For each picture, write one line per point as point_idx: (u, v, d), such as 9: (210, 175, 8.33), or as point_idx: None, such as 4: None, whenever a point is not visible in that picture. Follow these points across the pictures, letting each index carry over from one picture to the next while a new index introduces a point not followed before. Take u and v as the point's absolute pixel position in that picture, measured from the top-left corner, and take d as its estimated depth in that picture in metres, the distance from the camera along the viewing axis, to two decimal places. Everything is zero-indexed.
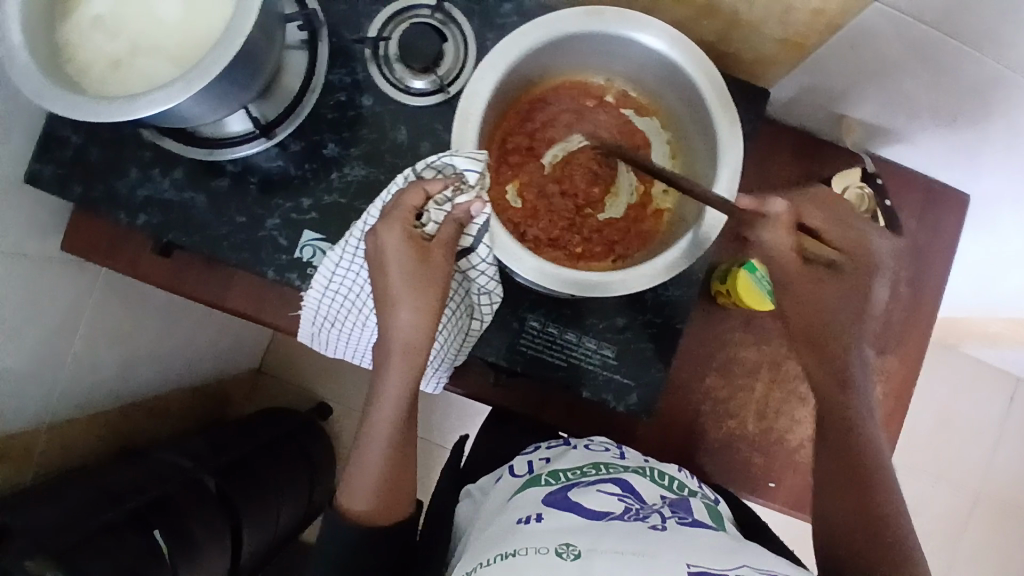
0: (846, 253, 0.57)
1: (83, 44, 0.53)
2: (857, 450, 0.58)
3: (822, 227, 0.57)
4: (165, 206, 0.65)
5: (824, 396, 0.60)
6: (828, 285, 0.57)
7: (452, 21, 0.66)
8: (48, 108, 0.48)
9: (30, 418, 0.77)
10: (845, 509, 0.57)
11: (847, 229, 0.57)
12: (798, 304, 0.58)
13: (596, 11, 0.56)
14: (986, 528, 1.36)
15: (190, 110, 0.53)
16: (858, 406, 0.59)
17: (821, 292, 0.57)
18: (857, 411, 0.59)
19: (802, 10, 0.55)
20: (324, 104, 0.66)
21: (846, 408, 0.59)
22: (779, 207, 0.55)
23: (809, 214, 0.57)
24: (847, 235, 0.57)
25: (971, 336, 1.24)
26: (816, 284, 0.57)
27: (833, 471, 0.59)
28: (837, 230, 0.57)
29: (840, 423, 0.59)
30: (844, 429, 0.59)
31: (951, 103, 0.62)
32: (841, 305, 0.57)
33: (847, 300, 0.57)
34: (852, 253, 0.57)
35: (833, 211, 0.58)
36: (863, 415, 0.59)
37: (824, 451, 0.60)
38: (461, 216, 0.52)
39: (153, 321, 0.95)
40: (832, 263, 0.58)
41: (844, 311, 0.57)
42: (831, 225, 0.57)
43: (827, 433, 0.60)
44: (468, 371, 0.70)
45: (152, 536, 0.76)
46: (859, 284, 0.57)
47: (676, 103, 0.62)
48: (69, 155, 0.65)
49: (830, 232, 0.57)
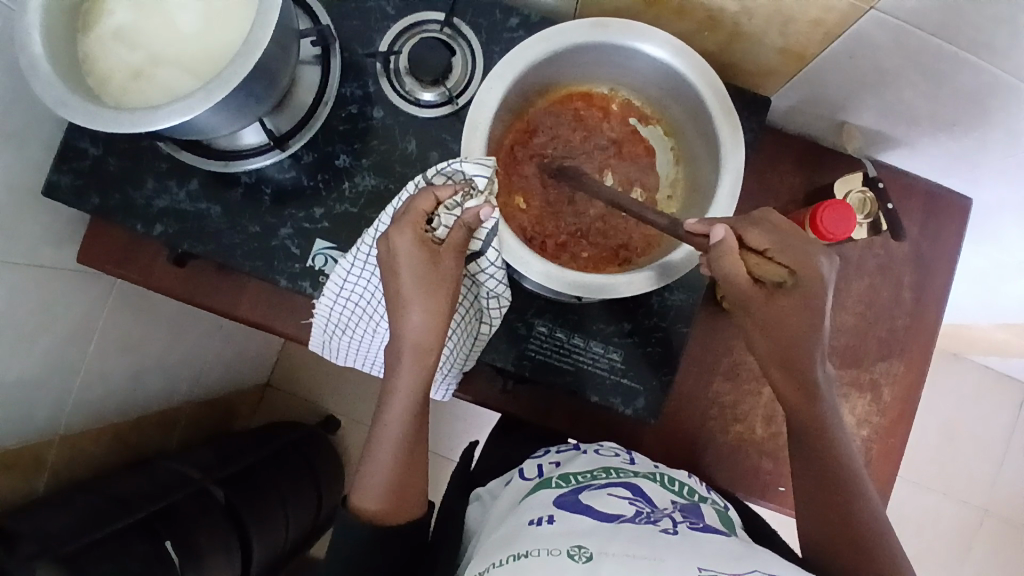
0: (793, 271, 0.53)
1: (106, 58, 0.55)
2: (839, 462, 0.58)
3: (768, 245, 0.53)
4: (180, 216, 0.67)
5: (796, 412, 0.59)
6: (783, 305, 0.55)
7: (460, 36, 0.68)
8: (69, 117, 0.49)
9: (42, 428, 0.78)
10: (826, 524, 0.57)
11: (794, 245, 0.53)
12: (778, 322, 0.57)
13: (600, 23, 0.58)
14: (998, 540, 1.34)
15: (207, 122, 0.54)
16: (834, 414, 0.59)
17: (775, 312, 0.55)
18: (830, 425, 0.58)
19: (801, 20, 0.56)
20: (336, 116, 0.68)
21: (819, 420, 0.58)
22: (723, 233, 0.52)
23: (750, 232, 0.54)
24: (793, 252, 0.53)
25: (977, 344, 1.23)
26: (771, 308, 0.55)
27: (813, 487, 0.59)
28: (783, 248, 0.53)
29: (815, 436, 0.58)
30: (819, 443, 0.58)
31: (949, 110, 0.63)
32: (802, 327, 0.55)
33: (806, 317, 0.54)
34: (798, 271, 0.53)
35: (778, 228, 0.54)
36: (836, 428, 0.58)
37: (801, 466, 0.60)
38: (470, 220, 0.52)
39: (164, 333, 0.96)
40: (783, 283, 0.54)
41: (799, 328, 0.55)
42: (777, 242, 0.53)
43: (801, 446, 0.60)
44: (476, 378, 0.71)
45: (161, 545, 0.76)
46: (809, 301, 0.54)
47: (679, 112, 0.64)
48: (87, 166, 0.67)
49: (776, 250, 0.53)
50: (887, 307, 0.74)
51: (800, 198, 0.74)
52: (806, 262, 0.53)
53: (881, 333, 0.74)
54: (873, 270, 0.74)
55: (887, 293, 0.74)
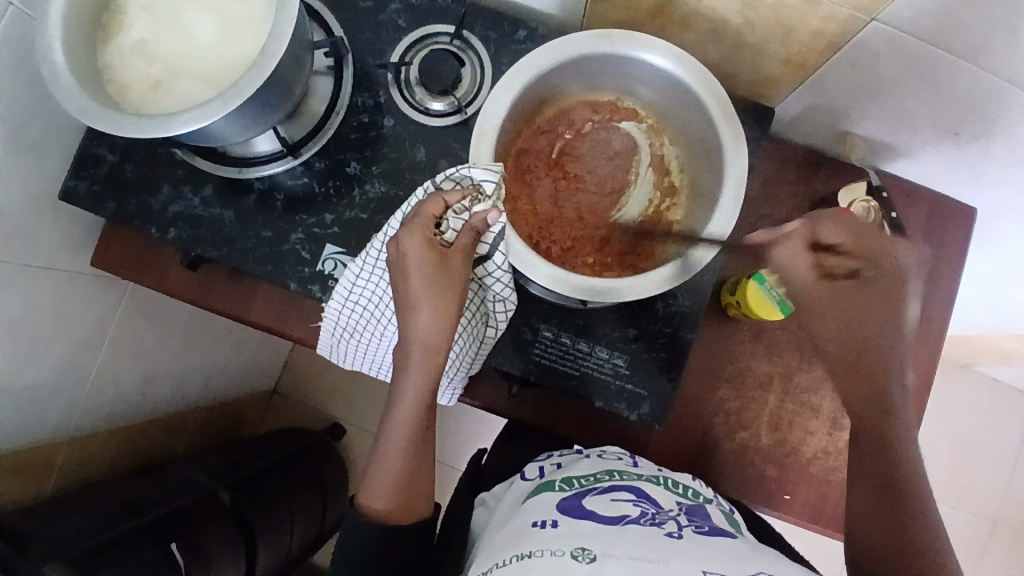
0: (871, 262, 0.59)
1: (125, 69, 0.57)
2: (891, 455, 0.58)
3: (843, 239, 0.59)
4: (194, 221, 0.69)
5: (857, 404, 0.61)
6: (857, 295, 0.60)
7: (469, 47, 0.70)
8: (89, 123, 0.51)
9: (53, 429, 0.79)
10: (880, 520, 0.56)
11: (868, 240, 0.59)
12: (837, 321, 0.61)
13: (602, 34, 0.59)
14: (1009, 554, 1.32)
15: (222, 130, 0.56)
16: (900, 409, 0.59)
17: (849, 302, 0.60)
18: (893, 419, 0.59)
19: (802, 31, 0.58)
20: (348, 124, 0.70)
21: (885, 416, 0.59)
22: (792, 227, 0.60)
23: (822, 229, 0.59)
24: (867, 245, 0.59)
25: (986, 354, 1.23)
26: (849, 298, 0.60)
27: (863, 482, 0.59)
28: (858, 241, 0.59)
29: (872, 430, 0.59)
30: (879, 439, 0.59)
31: (951, 117, 0.64)
32: (873, 317, 0.60)
33: (885, 305, 0.59)
34: (877, 261, 0.59)
35: (857, 224, 0.59)
36: (905, 424, 0.59)
37: (859, 459, 0.60)
38: (478, 225, 0.54)
39: (175, 337, 0.97)
40: (857, 272, 0.60)
41: (871, 321, 0.60)
42: (848, 237, 0.59)
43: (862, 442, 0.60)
44: (482, 384, 0.71)
45: (169, 548, 0.77)
46: (887, 295, 0.59)
47: (683, 118, 0.65)
48: (104, 173, 0.69)
49: (850, 243, 0.59)
50: None
51: (805, 206, 0.74)
52: (881, 253, 0.59)
53: None
54: None
55: None
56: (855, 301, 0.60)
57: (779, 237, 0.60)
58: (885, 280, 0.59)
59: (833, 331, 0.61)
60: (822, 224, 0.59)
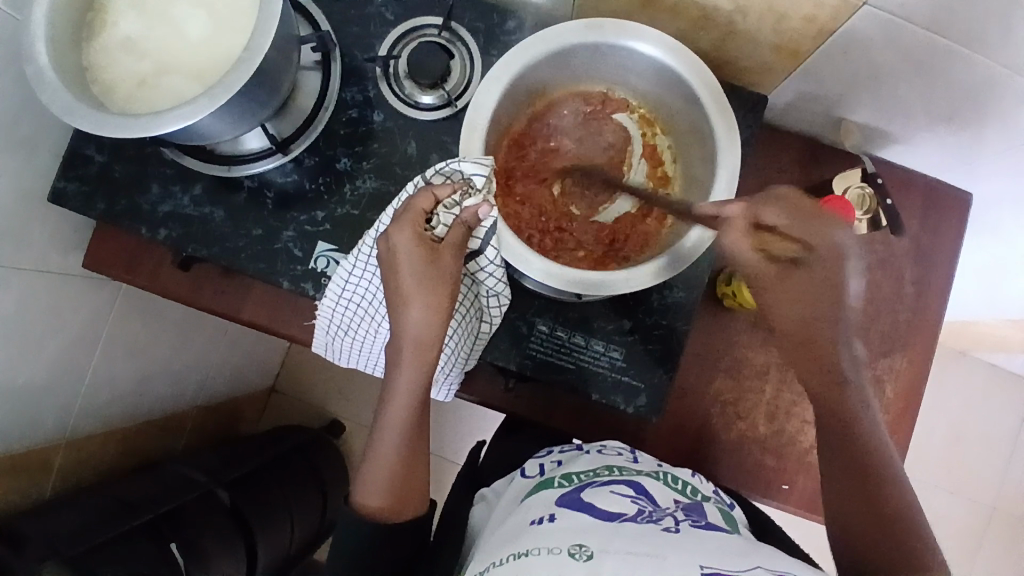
0: (808, 247, 0.57)
1: (111, 68, 0.56)
2: (864, 449, 0.57)
3: (784, 224, 0.56)
4: (185, 220, 0.68)
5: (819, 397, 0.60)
6: (795, 279, 0.58)
7: (458, 39, 0.69)
8: (75, 124, 0.50)
9: (50, 432, 0.79)
10: (860, 515, 0.55)
11: (809, 222, 0.56)
12: (786, 307, 0.58)
13: (593, 24, 0.59)
14: (1008, 539, 1.32)
15: (210, 128, 0.55)
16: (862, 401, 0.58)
17: (789, 286, 0.58)
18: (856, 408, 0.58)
19: (794, 17, 0.57)
20: (338, 120, 0.69)
21: (845, 406, 0.58)
22: (734, 211, 0.55)
23: (766, 214, 0.55)
24: (811, 229, 0.56)
25: (983, 340, 1.23)
26: (788, 280, 0.58)
27: (839, 479, 0.58)
28: (796, 226, 0.56)
29: (838, 423, 0.58)
30: (848, 434, 0.58)
31: (945, 103, 0.63)
32: (822, 299, 0.57)
33: (828, 290, 0.57)
34: (813, 246, 0.56)
35: (796, 206, 0.56)
36: (867, 412, 0.58)
37: (832, 455, 0.59)
38: (469, 219, 0.53)
39: (170, 338, 0.97)
40: (795, 257, 0.57)
41: (812, 302, 0.57)
42: (791, 223, 0.56)
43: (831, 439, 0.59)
44: (478, 379, 0.71)
45: (167, 547, 0.76)
46: (829, 277, 0.57)
47: (676, 109, 0.64)
48: (93, 173, 0.68)
49: (793, 228, 0.56)
50: (889, 302, 0.74)
51: (800, 194, 0.74)
52: (821, 238, 0.56)
53: (884, 328, 0.74)
54: (875, 265, 0.74)
55: (888, 288, 0.74)
56: (792, 285, 0.58)
57: (721, 226, 0.56)
58: (823, 265, 0.57)
59: (785, 314, 0.59)
60: (766, 207, 0.55)
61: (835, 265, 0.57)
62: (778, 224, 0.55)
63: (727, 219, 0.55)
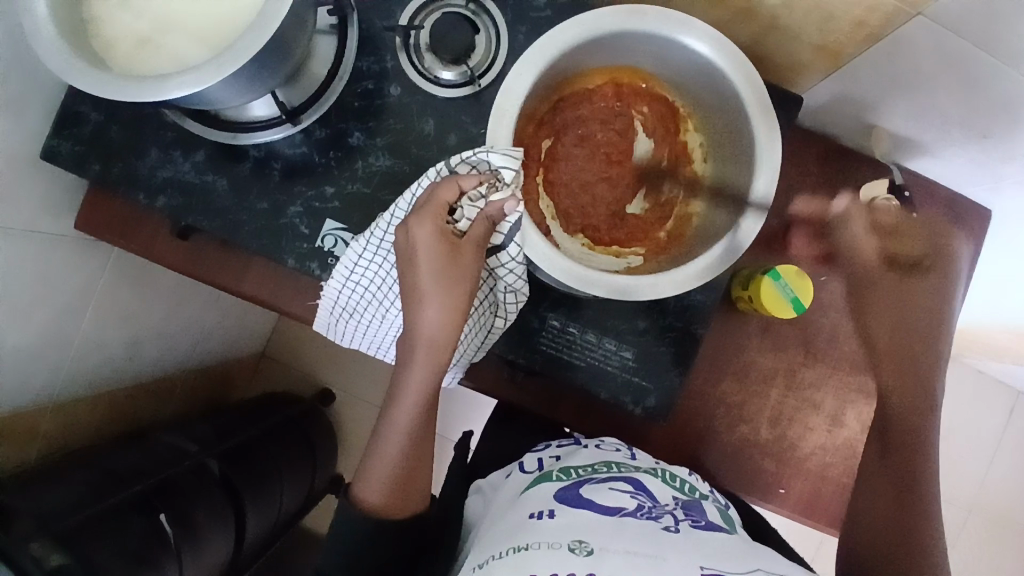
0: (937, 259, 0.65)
1: (110, 20, 0.51)
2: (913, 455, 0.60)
3: (902, 221, 0.67)
4: (185, 188, 0.64)
5: (903, 414, 0.62)
6: (919, 280, 0.64)
7: (484, 12, 0.65)
8: (74, 83, 0.47)
9: (37, 396, 0.76)
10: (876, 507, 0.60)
11: (937, 228, 0.67)
12: (897, 307, 0.64)
13: (638, 9, 0.56)
14: (979, 538, 1.38)
15: (217, 94, 0.52)
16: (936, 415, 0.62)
17: (897, 288, 0.64)
18: (932, 411, 0.62)
19: (843, 18, 0.54)
20: (351, 91, 0.65)
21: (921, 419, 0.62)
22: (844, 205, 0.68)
23: (880, 208, 0.67)
24: (938, 230, 0.67)
25: (978, 349, 1.24)
26: (898, 286, 0.64)
27: (885, 483, 0.60)
28: (908, 229, 0.66)
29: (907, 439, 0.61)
30: (909, 438, 0.61)
31: (981, 116, 0.62)
32: (916, 307, 0.64)
33: (923, 305, 0.64)
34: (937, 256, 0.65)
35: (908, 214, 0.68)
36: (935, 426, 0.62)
37: (878, 450, 0.63)
38: (493, 213, 0.52)
39: (161, 302, 0.93)
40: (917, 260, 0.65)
41: (920, 315, 0.64)
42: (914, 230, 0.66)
43: (887, 451, 0.62)
44: (484, 369, 0.69)
45: (156, 519, 0.75)
46: (932, 292, 0.64)
47: (714, 105, 0.61)
48: (88, 132, 0.64)
49: (908, 228, 0.66)
50: None
51: (823, 201, 0.72)
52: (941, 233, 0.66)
53: None
54: None
55: None
56: (908, 297, 0.64)
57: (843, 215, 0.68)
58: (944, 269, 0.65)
59: (886, 322, 0.65)
60: (879, 202, 0.68)
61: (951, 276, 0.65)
62: (892, 219, 0.67)
63: (838, 215, 0.69)
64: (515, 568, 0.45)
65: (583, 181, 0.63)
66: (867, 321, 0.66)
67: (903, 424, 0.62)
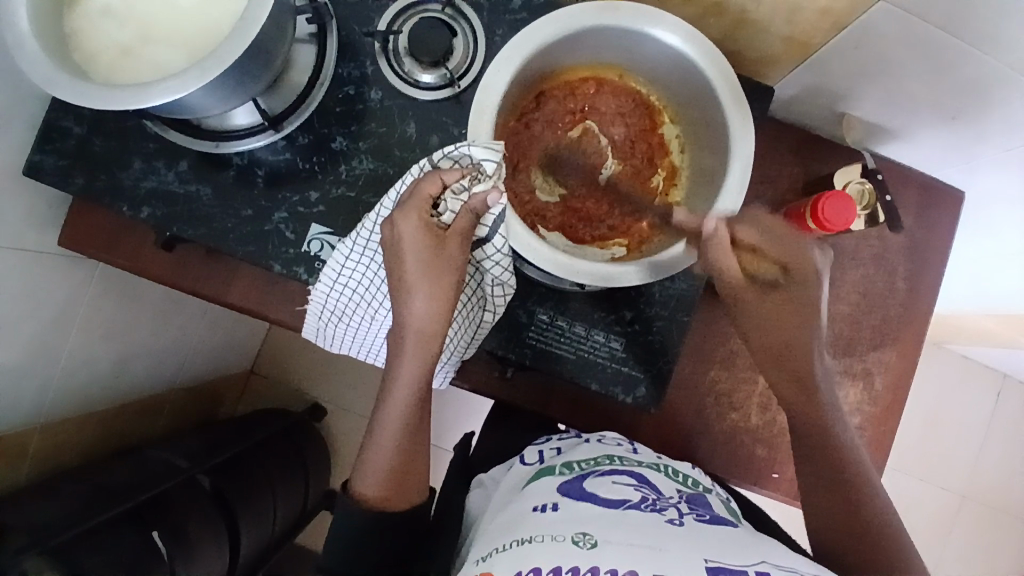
0: (787, 267, 0.60)
1: (92, 33, 0.52)
2: (840, 462, 0.59)
3: (760, 242, 0.60)
4: (170, 198, 0.65)
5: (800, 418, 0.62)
6: (780, 298, 0.61)
7: (461, 16, 0.66)
8: (56, 94, 0.47)
9: (23, 415, 0.75)
10: (834, 526, 0.58)
11: (787, 241, 0.60)
12: (763, 322, 0.62)
13: (610, 5, 0.57)
14: (973, 523, 1.39)
15: (200, 101, 0.52)
16: (833, 414, 0.61)
17: (767, 304, 0.61)
18: (824, 409, 0.61)
19: (809, 8, 0.56)
20: (332, 96, 0.66)
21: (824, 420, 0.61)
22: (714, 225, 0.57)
23: (742, 231, 0.59)
24: (789, 250, 0.60)
25: (961, 333, 1.26)
26: (772, 304, 0.61)
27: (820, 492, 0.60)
28: (775, 249, 0.60)
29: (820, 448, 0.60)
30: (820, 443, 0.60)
31: (946, 99, 0.64)
32: (795, 320, 0.61)
33: (805, 311, 0.60)
34: (791, 265, 0.60)
35: (768, 224, 0.60)
36: (838, 423, 0.61)
37: (805, 459, 0.62)
38: (477, 206, 0.52)
39: (147, 318, 0.92)
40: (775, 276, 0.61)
41: (795, 322, 0.61)
42: (768, 243, 0.60)
43: (811, 459, 0.61)
44: (475, 366, 0.69)
45: (149, 535, 0.74)
46: (803, 297, 0.60)
47: (688, 98, 0.63)
48: (71, 146, 0.64)
49: (766, 247, 0.60)
50: (881, 296, 0.75)
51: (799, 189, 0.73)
52: (798, 258, 0.60)
53: (875, 321, 0.75)
54: (868, 261, 0.75)
55: (882, 283, 0.75)
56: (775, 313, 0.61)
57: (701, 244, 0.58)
58: (803, 289, 0.60)
59: (760, 332, 0.62)
60: (739, 224, 0.59)
61: (806, 288, 0.60)
62: (755, 239, 0.59)
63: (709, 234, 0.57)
64: (517, 562, 0.45)
65: (564, 173, 0.64)
66: (742, 319, 0.63)
67: (816, 432, 0.61)
